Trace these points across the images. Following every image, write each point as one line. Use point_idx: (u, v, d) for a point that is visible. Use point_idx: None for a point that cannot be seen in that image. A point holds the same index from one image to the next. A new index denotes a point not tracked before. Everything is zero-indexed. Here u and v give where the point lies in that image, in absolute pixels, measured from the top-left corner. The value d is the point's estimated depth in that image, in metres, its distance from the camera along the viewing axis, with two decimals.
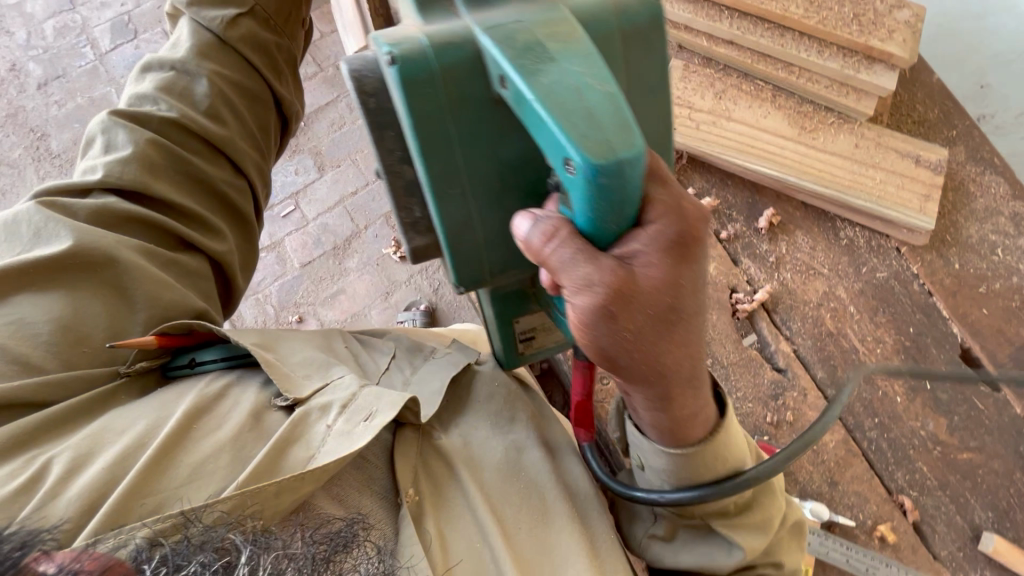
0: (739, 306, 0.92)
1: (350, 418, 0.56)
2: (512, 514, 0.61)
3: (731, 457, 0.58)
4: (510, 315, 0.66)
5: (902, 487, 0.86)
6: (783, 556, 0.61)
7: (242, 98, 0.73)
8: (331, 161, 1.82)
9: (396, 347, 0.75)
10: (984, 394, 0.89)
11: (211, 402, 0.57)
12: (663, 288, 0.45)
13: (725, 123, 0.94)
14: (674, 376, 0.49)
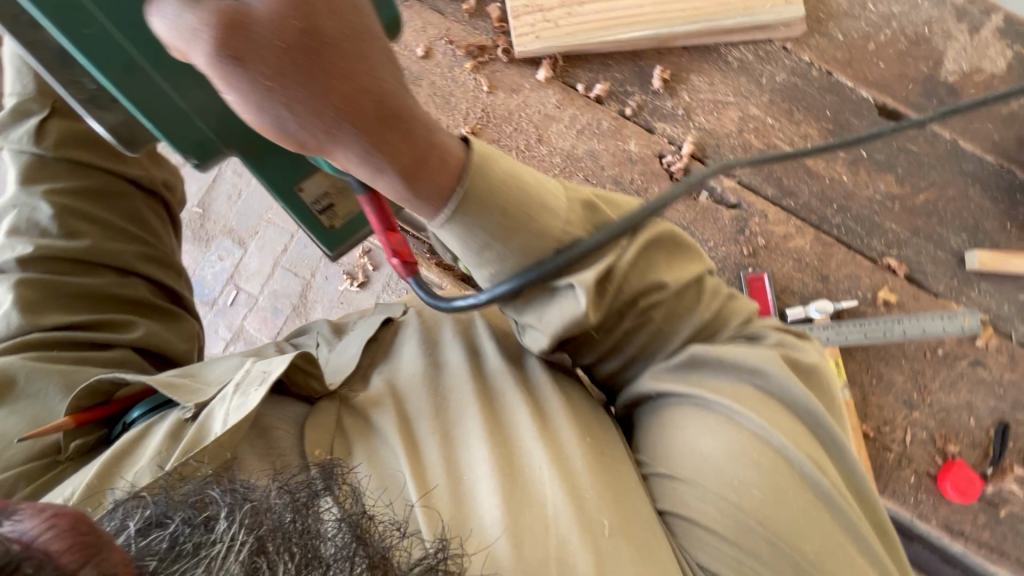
0: (674, 167, 0.92)
1: (247, 390, 0.56)
2: (441, 427, 0.56)
3: (524, 190, 0.51)
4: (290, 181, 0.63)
5: (881, 249, 0.91)
6: (663, 273, 0.56)
7: (92, 200, 0.74)
8: (248, 233, 1.77)
9: (322, 337, 0.75)
10: (914, 136, 0.94)
11: (140, 436, 0.56)
12: (282, 15, 0.40)
13: (580, 9, 0.93)
14: (376, 117, 0.44)
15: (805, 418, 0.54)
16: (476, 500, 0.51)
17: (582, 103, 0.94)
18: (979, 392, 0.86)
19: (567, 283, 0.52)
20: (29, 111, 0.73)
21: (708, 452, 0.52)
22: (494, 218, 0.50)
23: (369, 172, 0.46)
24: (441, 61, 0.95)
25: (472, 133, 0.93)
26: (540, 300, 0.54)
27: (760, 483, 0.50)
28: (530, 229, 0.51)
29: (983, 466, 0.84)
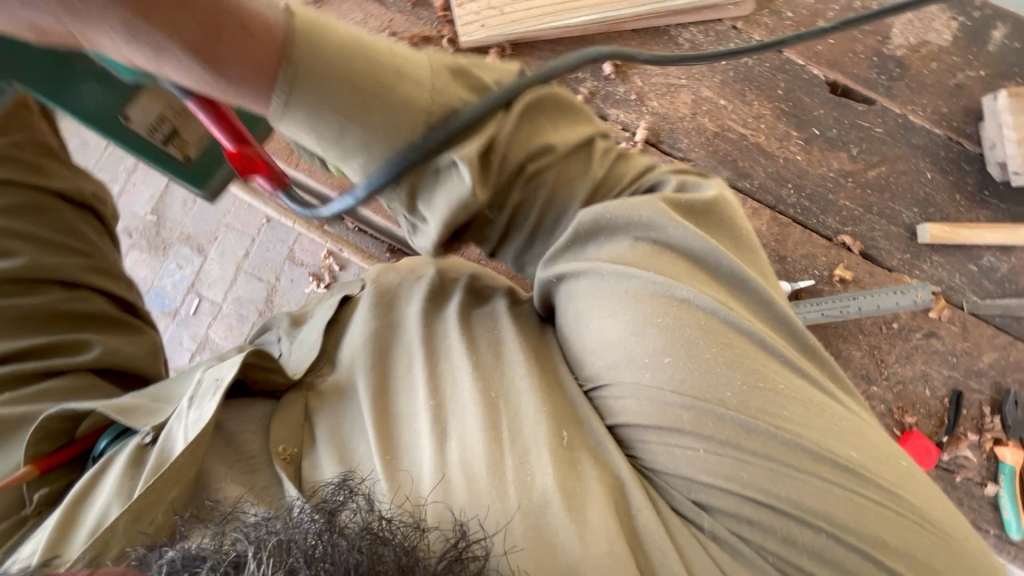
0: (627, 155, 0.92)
1: (201, 404, 0.57)
2: (374, 394, 0.60)
3: (373, 59, 0.48)
4: (115, 110, 0.69)
5: (835, 227, 0.92)
6: (548, 136, 0.55)
7: (18, 220, 0.72)
8: (207, 238, 1.71)
9: (281, 330, 0.77)
10: (865, 112, 0.94)
11: (105, 466, 0.58)
12: None
13: None
14: None
15: (704, 258, 0.54)
16: (425, 446, 0.55)
17: None
18: (932, 362, 0.88)
19: (450, 161, 0.50)
20: None
21: (613, 333, 0.53)
22: (344, 97, 0.47)
23: (145, 52, 0.41)
24: None
25: None
26: (432, 188, 0.53)
27: (665, 346, 0.50)
28: (392, 103, 0.48)
29: (938, 435, 0.86)
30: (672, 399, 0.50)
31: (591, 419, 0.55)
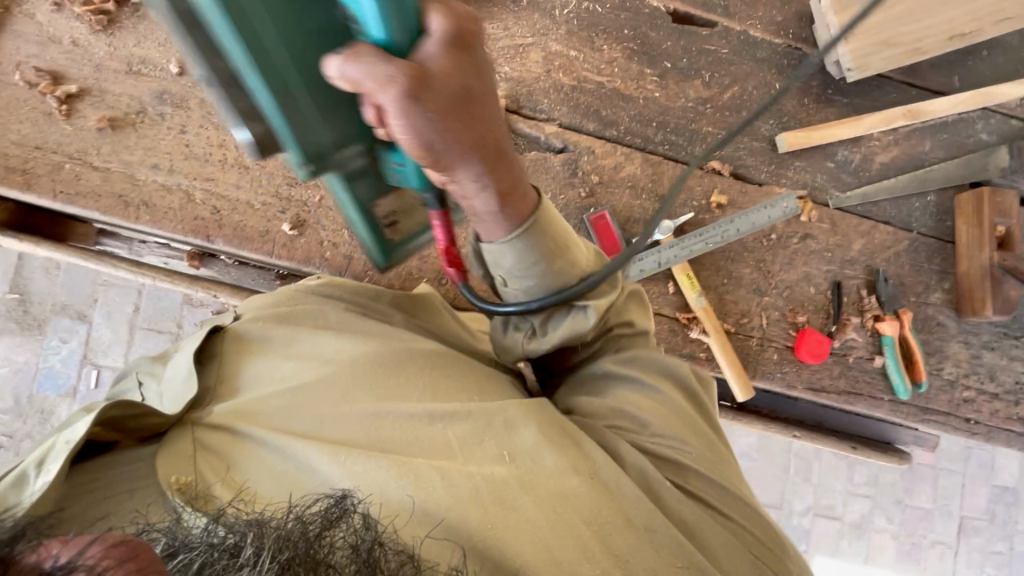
0: None
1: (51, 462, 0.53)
2: (330, 397, 0.61)
3: (552, 218, 0.64)
4: (323, 141, 0.55)
5: (704, 154, 0.94)
6: (631, 314, 0.72)
7: None
8: (85, 303, 1.55)
9: (141, 373, 0.68)
10: (709, 36, 0.95)
11: None
12: (445, 65, 0.51)
13: None
14: (461, 105, 0.53)
15: (669, 368, 0.70)
16: (367, 458, 0.56)
17: None
18: (812, 262, 0.94)
19: (580, 304, 0.66)
20: None
21: (619, 393, 0.69)
22: (519, 217, 0.61)
23: (405, 123, 0.50)
24: None
25: None
26: (564, 318, 0.67)
27: (662, 416, 0.67)
28: (558, 241, 0.64)
29: (827, 326, 0.93)
30: (656, 434, 0.65)
31: (524, 423, 0.60)
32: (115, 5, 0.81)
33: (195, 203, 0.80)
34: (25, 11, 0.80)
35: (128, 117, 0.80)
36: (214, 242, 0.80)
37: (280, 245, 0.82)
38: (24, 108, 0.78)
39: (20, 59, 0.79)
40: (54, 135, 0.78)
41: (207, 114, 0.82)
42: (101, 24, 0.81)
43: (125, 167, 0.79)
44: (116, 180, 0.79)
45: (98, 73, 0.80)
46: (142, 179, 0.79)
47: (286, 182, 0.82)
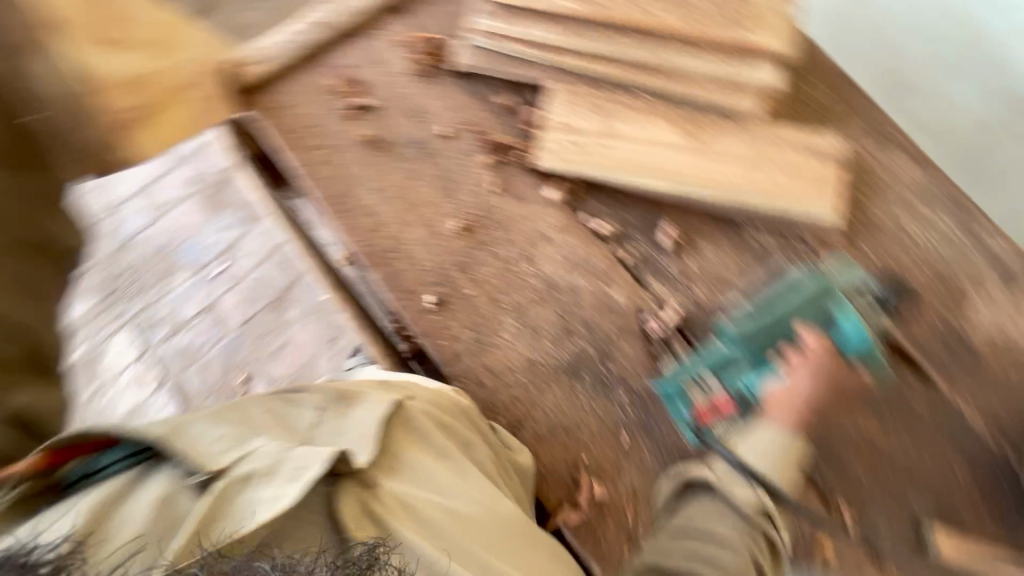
0: (649, 331, 0.87)
1: (280, 483, 0.50)
2: (473, 533, 0.59)
3: (793, 469, 0.79)
4: (752, 347, 0.84)
5: (835, 490, 0.83)
6: None
7: None
8: (259, 212, 1.79)
9: (322, 401, 0.65)
10: (919, 392, 0.83)
11: (114, 502, 0.46)
12: (842, 386, 0.82)
13: (614, 143, 0.89)
14: (837, 397, 0.82)
15: None
16: None
17: (582, 235, 0.89)
18: None
19: (739, 502, 0.75)
20: None
21: None
22: (790, 458, 0.79)
23: (801, 399, 0.81)
24: (460, 146, 0.92)
25: (461, 228, 0.89)
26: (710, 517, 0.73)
27: None
28: (783, 477, 0.78)
29: None
30: None
31: None
32: (437, 65, 0.95)
33: (380, 233, 0.89)
34: (378, 33, 0.97)
35: (388, 143, 0.93)
36: (370, 272, 0.88)
37: (413, 310, 0.86)
38: (321, 97, 0.95)
39: (352, 65, 0.96)
40: (329, 126, 0.94)
41: (439, 177, 0.91)
42: (418, 72, 0.95)
43: (357, 178, 0.92)
44: (342, 182, 0.92)
45: (392, 101, 0.95)
46: (359, 194, 0.91)
47: (455, 264, 0.88)
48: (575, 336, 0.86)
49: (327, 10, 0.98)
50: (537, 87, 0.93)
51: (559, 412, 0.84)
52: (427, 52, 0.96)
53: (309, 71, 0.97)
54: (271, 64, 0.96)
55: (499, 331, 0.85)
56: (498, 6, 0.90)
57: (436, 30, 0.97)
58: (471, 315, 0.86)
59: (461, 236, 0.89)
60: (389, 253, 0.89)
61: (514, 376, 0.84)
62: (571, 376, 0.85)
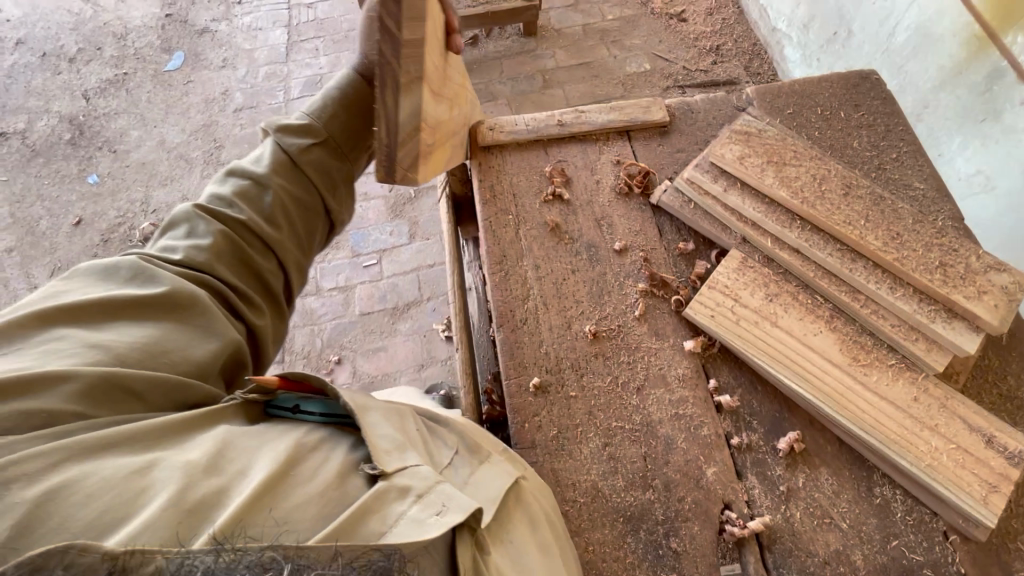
0: (728, 525, 0.79)
1: (424, 507, 0.58)
2: None
3: None
4: None
5: None
6: None
7: (300, 207, 0.81)
8: (423, 233, 2.02)
9: (458, 445, 0.75)
10: None
11: (306, 454, 0.60)
12: None
13: (770, 327, 0.88)
14: None
15: None
16: None
17: (701, 396, 0.88)
18: None
19: None
20: (311, 127, 0.82)
21: None
22: None
23: None
24: (625, 263, 0.98)
25: (591, 333, 0.92)
26: None
27: None
28: None
29: None
30: None
31: None
32: (637, 190, 1.04)
33: (521, 304, 0.95)
34: (601, 146, 1.10)
35: (563, 234, 1.01)
36: (497, 330, 0.94)
37: (517, 383, 0.89)
38: (534, 177, 1.06)
39: (566, 159, 1.08)
40: (525, 200, 1.04)
41: (593, 281, 0.97)
42: (620, 190, 1.04)
43: (525, 249, 1.00)
44: (511, 248, 1.00)
45: (584, 203, 1.04)
46: (521, 263, 0.98)
47: (571, 362, 0.90)
48: (649, 488, 0.82)
49: (569, 112, 1.12)
50: (718, 248, 0.98)
51: (600, 555, 0.79)
52: (635, 178, 1.05)
53: (532, 150, 1.09)
54: (501, 134, 1.09)
55: (582, 443, 0.85)
56: (715, 166, 0.96)
57: (650, 164, 1.07)
58: (563, 415, 0.87)
59: (588, 340, 0.92)
60: (521, 324, 0.93)
61: (574, 493, 0.82)
62: (628, 525, 0.80)
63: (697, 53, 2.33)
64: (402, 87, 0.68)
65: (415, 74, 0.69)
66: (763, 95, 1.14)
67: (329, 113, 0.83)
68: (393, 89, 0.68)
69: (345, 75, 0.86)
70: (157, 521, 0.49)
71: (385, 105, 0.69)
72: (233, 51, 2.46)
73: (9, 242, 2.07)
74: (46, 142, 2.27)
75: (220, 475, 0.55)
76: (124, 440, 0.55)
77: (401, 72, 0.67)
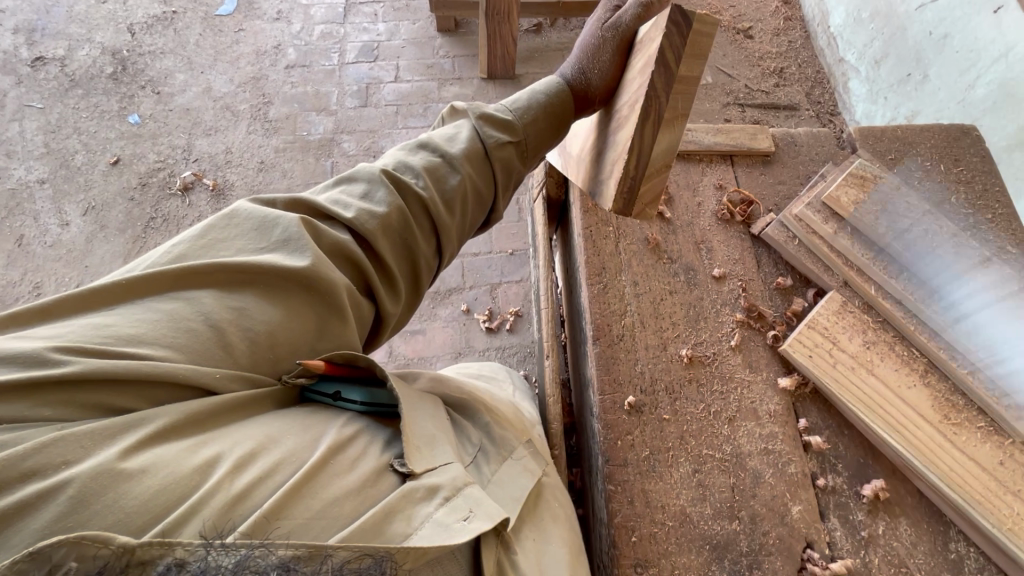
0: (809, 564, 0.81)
1: (449, 511, 0.57)
2: None
3: None
4: None
5: None
6: None
7: (474, 200, 0.75)
8: None
9: (486, 440, 0.76)
10: None
11: (346, 442, 0.59)
12: None
13: (865, 375, 0.89)
14: None
15: None
16: None
17: (791, 434, 0.89)
18: None
19: None
20: (513, 125, 0.73)
21: None
22: None
23: None
24: (723, 291, 0.98)
25: (686, 357, 0.92)
26: None
27: None
28: None
29: None
30: None
31: None
32: (739, 218, 1.03)
33: (618, 319, 0.95)
34: (704, 168, 1.09)
35: (663, 253, 1.00)
36: (592, 343, 0.93)
37: (610, 399, 0.89)
38: None
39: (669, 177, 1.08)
40: None
41: (690, 305, 0.97)
42: (721, 216, 1.04)
43: (624, 263, 0.99)
44: (611, 260, 0.99)
45: (684, 224, 1.03)
46: (620, 277, 0.98)
47: (665, 385, 0.91)
48: (735, 518, 0.83)
49: None
50: (816, 287, 0.98)
51: None
52: (738, 206, 1.04)
53: None
54: None
55: (672, 467, 0.86)
56: (828, 208, 0.97)
57: (752, 193, 1.06)
58: (654, 437, 0.87)
59: (682, 364, 0.92)
60: (618, 339, 0.93)
61: (662, 516, 0.83)
62: (713, 553, 0.81)
63: (760, 72, 2.30)
64: (662, 122, 0.64)
65: (679, 112, 0.64)
66: (867, 136, 1.14)
67: (532, 118, 0.73)
68: (655, 120, 0.63)
69: (556, 80, 0.74)
70: (200, 509, 0.47)
71: (643, 138, 0.64)
72: (289, 4, 2.38)
73: (41, 174, 2.01)
74: (86, 73, 2.19)
75: (267, 459, 0.53)
76: (179, 423, 0.52)
77: (666, 106, 0.63)
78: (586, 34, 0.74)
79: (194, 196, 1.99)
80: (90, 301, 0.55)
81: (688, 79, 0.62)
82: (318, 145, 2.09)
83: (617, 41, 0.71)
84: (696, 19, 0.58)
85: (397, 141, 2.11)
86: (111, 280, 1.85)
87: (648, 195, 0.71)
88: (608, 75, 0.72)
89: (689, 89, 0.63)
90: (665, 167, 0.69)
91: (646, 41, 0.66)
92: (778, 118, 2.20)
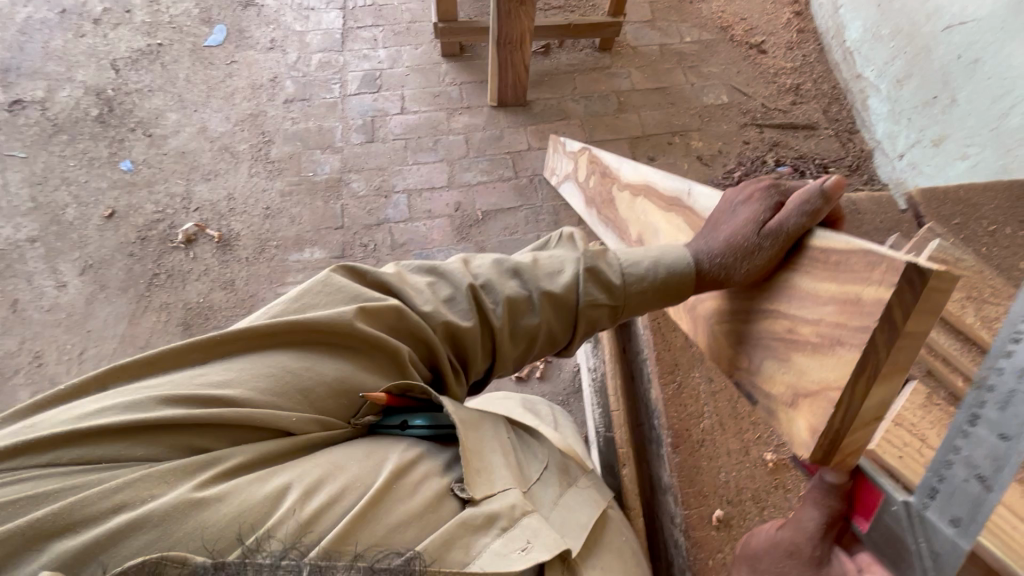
0: None
1: (509, 541, 0.60)
2: None
3: None
4: None
5: None
6: None
7: (547, 341, 0.74)
8: None
9: (549, 461, 0.77)
10: None
11: (410, 466, 0.62)
12: None
13: None
14: None
15: None
16: None
17: None
18: None
19: None
20: (610, 284, 0.72)
21: None
22: None
23: None
24: None
25: (772, 462, 0.87)
26: None
27: None
28: None
29: None
30: None
31: None
32: None
33: (697, 422, 0.92)
34: None
35: None
36: (671, 451, 0.90)
37: (697, 513, 0.85)
38: None
39: None
40: None
41: None
42: None
43: (697, 358, 0.97)
44: (683, 356, 0.98)
45: None
46: (693, 375, 0.96)
47: (752, 493, 0.85)
48: None
49: None
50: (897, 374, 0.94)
51: None
52: None
53: None
54: None
55: None
56: None
57: None
58: None
59: (768, 468, 0.87)
60: (698, 446, 0.90)
61: None
62: None
63: (776, 90, 2.25)
64: (880, 376, 0.54)
65: (900, 364, 0.54)
66: (930, 202, 1.11)
67: (639, 275, 0.72)
68: (870, 376, 0.54)
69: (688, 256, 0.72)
70: (274, 533, 0.51)
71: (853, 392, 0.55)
72: (282, 32, 2.25)
73: (31, 232, 1.88)
74: (69, 117, 2.04)
75: (334, 485, 0.57)
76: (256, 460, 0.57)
77: (886, 361, 0.53)
78: (740, 216, 0.69)
79: (199, 248, 1.88)
80: (181, 356, 0.61)
81: (918, 332, 0.52)
82: (325, 186, 1.99)
83: (776, 244, 0.65)
84: (932, 277, 0.49)
85: (408, 178, 2.01)
86: (115, 345, 1.74)
87: (852, 450, 0.59)
88: (756, 272, 0.67)
89: (916, 342, 0.53)
90: (876, 418, 0.58)
91: (829, 266, 0.60)
92: (798, 138, 2.15)
